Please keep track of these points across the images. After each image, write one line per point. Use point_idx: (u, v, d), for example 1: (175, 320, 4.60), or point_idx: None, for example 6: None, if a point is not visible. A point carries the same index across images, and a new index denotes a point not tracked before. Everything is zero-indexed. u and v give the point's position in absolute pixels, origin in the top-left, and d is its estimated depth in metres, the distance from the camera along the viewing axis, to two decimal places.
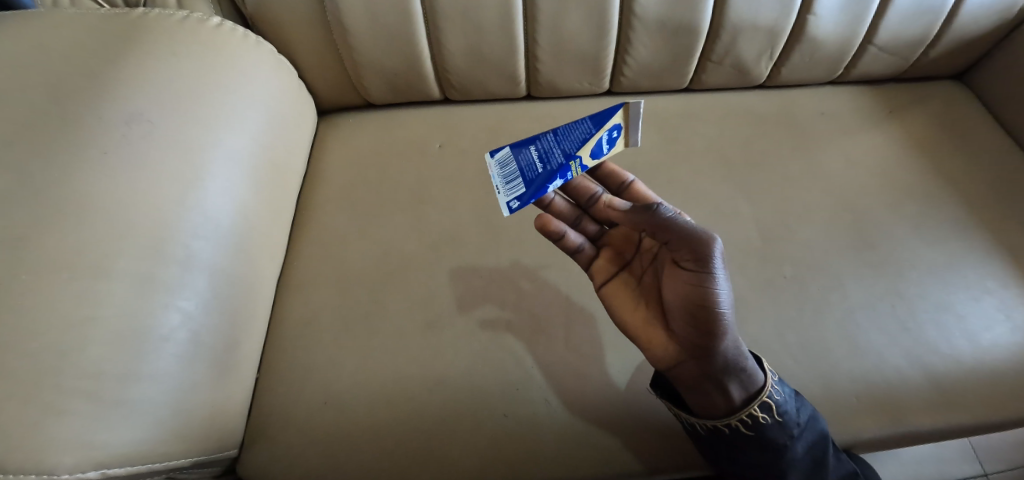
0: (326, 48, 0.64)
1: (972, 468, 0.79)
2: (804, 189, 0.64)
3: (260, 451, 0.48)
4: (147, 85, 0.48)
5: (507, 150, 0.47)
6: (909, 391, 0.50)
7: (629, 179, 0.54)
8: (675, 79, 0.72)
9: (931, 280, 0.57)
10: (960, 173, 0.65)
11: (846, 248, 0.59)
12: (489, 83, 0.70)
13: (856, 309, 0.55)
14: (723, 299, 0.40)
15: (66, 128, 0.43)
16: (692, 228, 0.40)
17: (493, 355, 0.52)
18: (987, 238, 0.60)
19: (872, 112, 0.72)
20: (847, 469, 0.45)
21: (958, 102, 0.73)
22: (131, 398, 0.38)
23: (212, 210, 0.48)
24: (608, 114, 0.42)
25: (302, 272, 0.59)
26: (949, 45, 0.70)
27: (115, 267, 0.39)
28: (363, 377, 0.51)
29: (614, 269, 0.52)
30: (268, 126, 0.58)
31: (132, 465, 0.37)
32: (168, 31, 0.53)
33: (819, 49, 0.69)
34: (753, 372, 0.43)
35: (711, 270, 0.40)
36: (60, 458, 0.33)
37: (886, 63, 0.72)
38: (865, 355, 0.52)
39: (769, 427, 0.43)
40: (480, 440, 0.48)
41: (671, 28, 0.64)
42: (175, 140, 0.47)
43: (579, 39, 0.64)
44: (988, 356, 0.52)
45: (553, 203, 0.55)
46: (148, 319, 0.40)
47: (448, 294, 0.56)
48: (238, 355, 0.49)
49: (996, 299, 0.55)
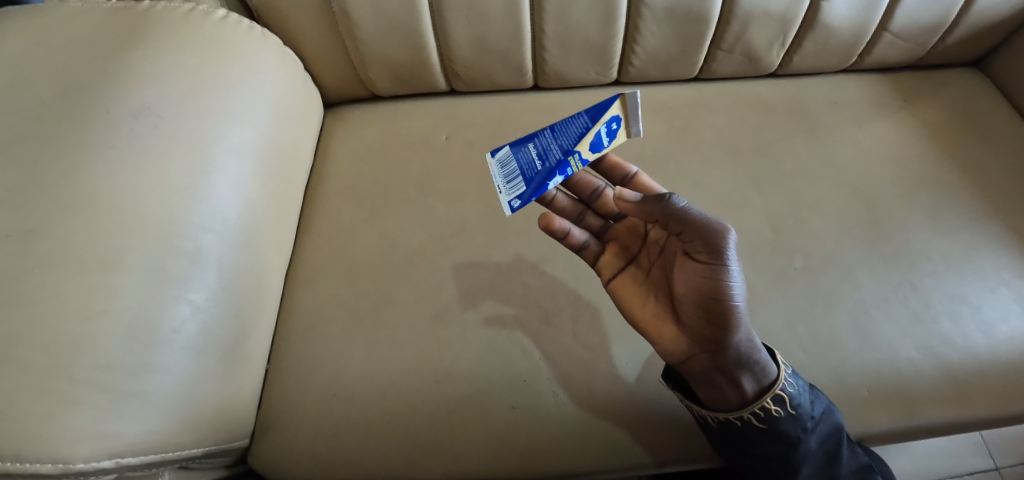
0: (330, 39, 0.63)
1: (983, 462, 0.78)
2: (817, 180, 0.63)
3: (271, 441, 0.49)
4: (154, 78, 0.48)
5: (507, 149, 0.47)
6: (922, 384, 0.50)
7: (632, 172, 0.54)
8: (685, 68, 0.71)
9: (945, 271, 0.56)
10: (976, 162, 0.64)
11: (858, 239, 0.58)
12: (495, 74, 0.69)
13: (868, 300, 0.54)
14: (737, 292, 0.40)
15: (76, 123, 0.43)
16: (705, 219, 0.39)
17: (500, 348, 0.52)
18: (1002, 227, 0.59)
19: (886, 100, 0.71)
20: (862, 462, 0.45)
21: (975, 90, 0.72)
22: (142, 390, 0.38)
23: (220, 203, 0.48)
24: (604, 107, 0.43)
25: (309, 264, 0.59)
26: (967, 30, 0.68)
27: (125, 261, 0.40)
28: (370, 368, 0.51)
29: (620, 263, 0.51)
30: (274, 119, 0.58)
31: (144, 455, 0.38)
32: (173, 24, 0.52)
33: (832, 35, 0.67)
34: (766, 365, 0.43)
35: (724, 261, 0.39)
36: (74, 448, 0.34)
37: (901, 49, 0.70)
38: (877, 348, 0.51)
39: (782, 420, 0.42)
40: (488, 432, 0.48)
41: (680, 15, 0.63)
42: (182, 132, 0.47)
43: (587, 29, 0.64)
44: (1003, 348, 0.51)
45: (554, 200, 0.55)
46: (158, 312, 0.41)
47: (454, 287, 0.56)
48: (247, 347, 0.50)
49: (1012, 290, 0.54)
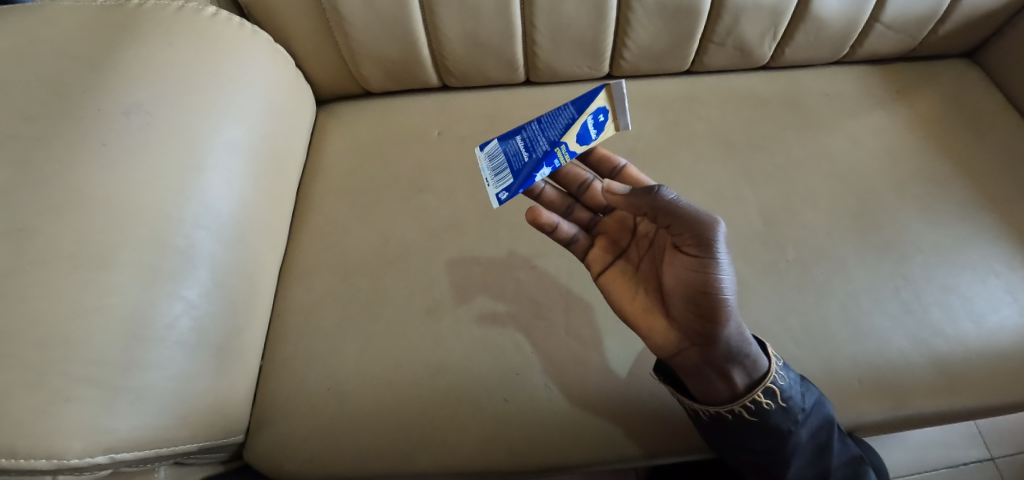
0: (320, 35, 0.63)
1: (978, 452, 0.79)
2: (809, 173, 0.63)
3: (266, 436, 0.50)
4: (145, 76, 0.48)
5: (495, 143, 0.47)
6: (912, 375, 0.50)
7: (621, 164, 0.54)
8: (677, 62, 0.71)
9: (936, 262, 0.56)
10: (968, 153, 0.64)
11: (850, 231, 0.58)
12: (487, 69, 0.69)
13: (859, 292, 0.54)
14: (727, 285, 0.40)
15: (66, 121, 0.43)
16: (695, 212, 0.40)
17: (493, 342, 0.52)
18: (994, 218, 0.59)
19: (878, 92, 0.71)
20: (853, 453, 0.46)
21: (967, 81, 0.71)
22: (136, 385, 0.38)
23: (213, 199, 0.49)
24: (590, 98, 0.42)
25: (302, 261, 0.59)
26: (959, 21, 0.68)
27: (117, 258, 0.40)
28: (364, 364, 0.51)
29: (610, 257, 0.51)
30: (266, 116, 0.58)
31: (138, 451, 0.38)
32: (163, 21, 0.52)
33: (824, 27, 0.67)
34: (757, 358, 0.43)
35: (714, 255, 0.39)
36: (68, 444, 0.34)
37: (892, 41, 0.70)
38: (868, 339, 0.52)
39: (773, 413, 0.43)
40: (481, 425, 0.49)
41: (671, 8, 0.63)
42: (174, 130, 0.47)
43: (578, 23, 0.63)
44: (993, 338, 0.51)
45: (543, 193, 0.56)
46: (151, 308, 0.41)
47: (447, 282, 0.56)
48: (241, 343, 0.50)
49: (1003, 280, 0.54)
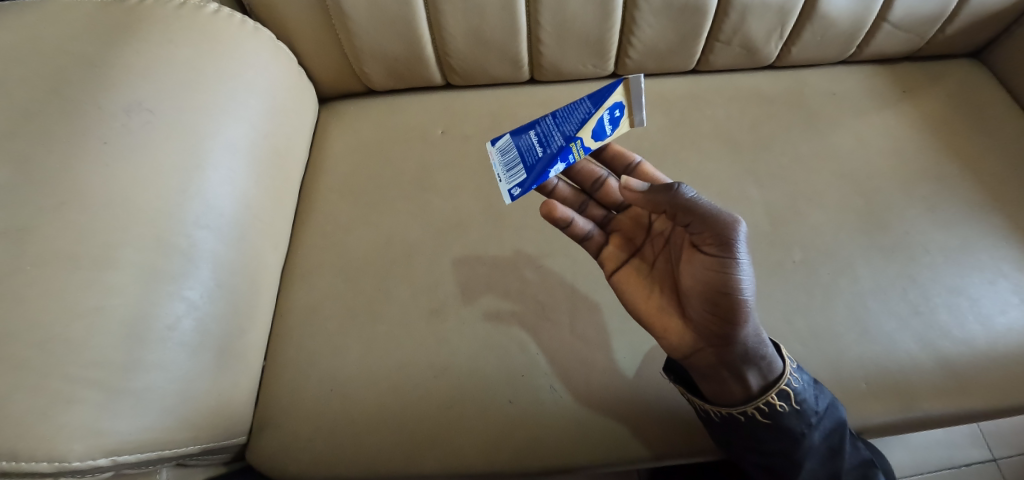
0: (323, 32, 0.63)
1: (980, 453, 0.79)
2: (815, 173, 0.63)
3: (270, 436, 0.49)
4: (147, 73, 0.47)
5: (507, 137, 0.47)
6: (919, 376, 0.50)
7: (635, 161, 0.54)
8: (683, 61, 0.70)
9: (944, 263, 0.55)
10: (974, 153, 0.64)
11: (857, 231, 0.58)
12: (491, 67, 0.68)
13: (866, 293, 0.54)
14: (746, 285, 0.39)
15: (66, 119, 0.42)
16: (715, 210, 0.39)
17: (498, 342, 0.52)
18: (1000, 218, 0.58)
19: (884, 91, 0.70)
20: (864, 457, 0.45)
21: (974, 81, 0.71)
22: (138, 387, 0.38)
23: (214, 199, 0.48)
24: (607, 92, 0.42)
25: (305, 260, 0.58)
26: (967, 21, 0.68)
27: (119, 257, 0.39)
28: (367, 364, 0.51)
29: (624, 256, 0.51)
30: (268, 114, 0.58)
31: (141, 452, 0.38)
32: (165, 18, 0.52)
33: (831, 26, 0.67)
34: (772, 360, 0.43)
35: (734, 254, 0.39)
36: (70, 447, 0.34)
37: (899, 40, 0.70)
38: (875, 340, 0.51)
39: (786, 415, 0.42)
40: (486, 427, 0.48)
41: (678, 7, 0.63)
42: (176, 127, 0.47)
43: (583, 22, 0.63)
44: (1001, 340, 0.51)
45: (555, 189, 0.55)
46: (153, 309, 0.40)
47: (451, 282, 0.56)
48: (243, 343, 0.49)
49: (1010, 282, 0.54)
